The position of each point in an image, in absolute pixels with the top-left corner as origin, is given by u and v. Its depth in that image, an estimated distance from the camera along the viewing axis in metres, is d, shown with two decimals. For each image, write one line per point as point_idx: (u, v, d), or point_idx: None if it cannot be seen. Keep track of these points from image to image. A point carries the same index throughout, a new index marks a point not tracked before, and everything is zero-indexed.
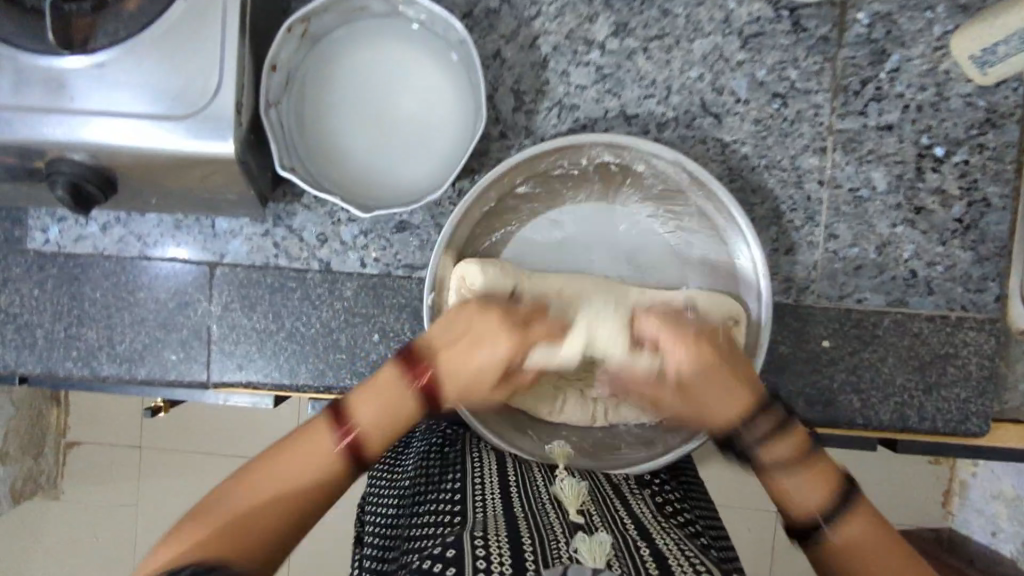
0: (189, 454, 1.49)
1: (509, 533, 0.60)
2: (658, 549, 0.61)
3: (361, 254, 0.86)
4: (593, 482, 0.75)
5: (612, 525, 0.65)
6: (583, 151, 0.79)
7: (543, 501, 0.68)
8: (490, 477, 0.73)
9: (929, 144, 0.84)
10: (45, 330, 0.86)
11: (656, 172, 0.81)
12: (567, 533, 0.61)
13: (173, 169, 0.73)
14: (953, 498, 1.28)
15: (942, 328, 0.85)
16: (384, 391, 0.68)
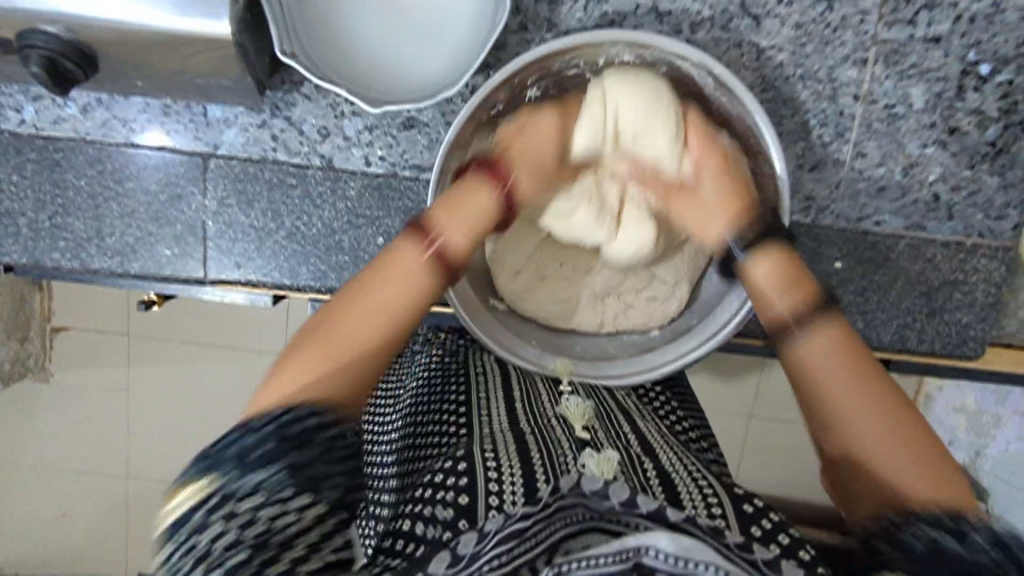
0: (173, 342, 1.47)
1: (519, 451, 0.57)
2: (661, 464, 0.60)
3: (366, 152, 0.80)
4: (597, 396, 0.75)
5: (617, 442, 0.63)
6: (602, 49, 0.72)
7: (548, 415, 0.69)
8: (495, 397, 0.72)
9: (975, 61, 0.79)
10: (28, 218, 0.81)
11: (677, 75, 0.74)
12: (575, 452, 0.59)
13: (162, 51, 0.66)
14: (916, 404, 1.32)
15: (956, 254, 0.84)
16: (467, 206, 0.61)
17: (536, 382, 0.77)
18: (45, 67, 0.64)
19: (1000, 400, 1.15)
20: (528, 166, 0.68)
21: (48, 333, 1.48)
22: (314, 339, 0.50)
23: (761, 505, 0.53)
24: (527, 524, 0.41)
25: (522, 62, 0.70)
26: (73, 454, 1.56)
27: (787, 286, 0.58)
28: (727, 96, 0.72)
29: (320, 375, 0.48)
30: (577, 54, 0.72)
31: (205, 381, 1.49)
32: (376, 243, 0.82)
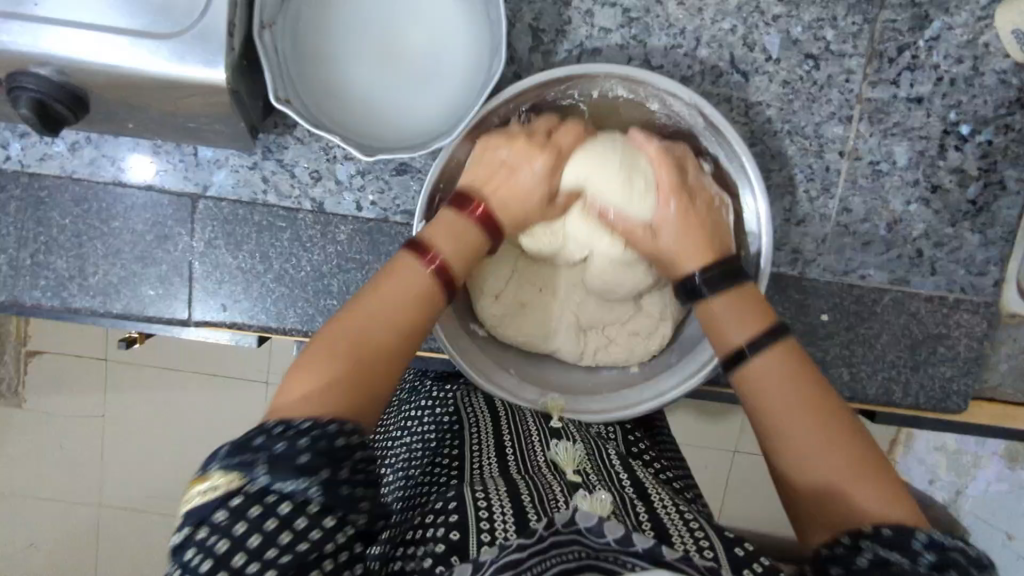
0: (151, 373, 1.45)
1: (510, 491, 0.60)
2: (653, 510, 0.60)
3: (357, 196, 0.80)
4: (588, 438, 0.76)
5: (609, 484, 0.65)
6: (597, 82, 0.73)
7: (539, 460, 0.69)
8: (486, 439, 0.74)
9: (955, 121, 0.81)
10: (9, 255, 0.80)
11: (670, 113, 0.76)
12: (566, 493, 0.61)
13: (154, 95, 0.66)
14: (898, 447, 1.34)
15: (939, 308, 0.85)
16: (451, 228, 0.65)
17: (527, 420, 0.79)
18: (34, 109, 0.63)
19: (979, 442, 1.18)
20: (455, 250, 0.64)
21: (22, 357, 1.45)
22: (322, 349, 0.55)
23: (752, 549, 0.53)
24: (523, 556, 0.45)
25: (516, 90, 0.70)
26: (43, 485, 1.52)
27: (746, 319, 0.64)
28: (715, 136, 0.74)
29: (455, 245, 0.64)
30: (572, 84, 0.73)
31: (183, 413, 1.46)
32: (365, 288, 0.81)
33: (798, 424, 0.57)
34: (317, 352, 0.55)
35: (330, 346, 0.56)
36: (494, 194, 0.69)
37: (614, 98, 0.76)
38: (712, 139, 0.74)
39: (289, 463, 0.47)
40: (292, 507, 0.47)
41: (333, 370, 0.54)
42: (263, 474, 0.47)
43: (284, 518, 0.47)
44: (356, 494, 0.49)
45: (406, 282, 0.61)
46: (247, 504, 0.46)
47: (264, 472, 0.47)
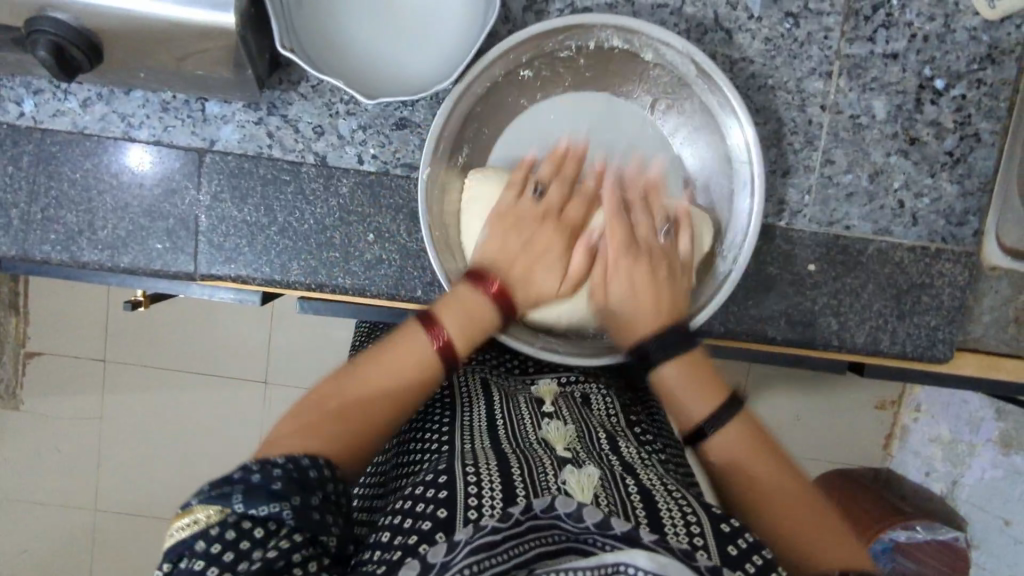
0: (148, 368, 1.46)
1: (501, 465, 0.61)
2: (643, 483, 0.63)
3: (359, 150, 0.83)
4: (579, 417, 0.78)
5: (598, 460, 0.67)
6: (593, 33, 0.79)
7: (531, 440, 0.70)
8: (477, 414, 0.75)
9: (930, 76, 0.85)
10: (20, 210, 0.82)
11: (664, 63, 0.81)
12: (555, 467, 0.63)
13: (166, 42, 0.69)
14: (894, 440, 1.36)
15: (922, 257, 0.88)
16: (466, 307, 0.72)
17: (520, 402, 0.81)
18: (52, 53, 0.66)
19: (975, 428, 1.21)
20: (462, 330, 0.71)
21: (19, 359, 1.46)
22: (317, 405, 0.64)
23: (737, 525, 0.55)
24: (495, 538, 0.47)
25: (516, 38, 0.75)
26: (37, 485, 1.50)
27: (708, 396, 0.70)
28: (707, 83, 0.79)
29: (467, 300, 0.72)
30: (570, 35, 0.78)
31: (181, 405, 1.47)
32: (366, 239, 0.84)
33: (742, 438, 0.68)
34: (311, 405, 0.63)
35: (357, 374, 0.67)
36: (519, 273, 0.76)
37: (611, 49, 0.81)
38: (705, 90, 0.80)
39: (265, 488, 0.53)
40: (265, 531, 0.52)
41: (329, 416, 0.63)
42: (240, 502, 0.52)
43: (257, 541, 0.51)
44: (326, 520, 0.55)
45: (401, 360, 0.68)
46: (223, 528, 0.51)
47: (240, 500, 0.52)
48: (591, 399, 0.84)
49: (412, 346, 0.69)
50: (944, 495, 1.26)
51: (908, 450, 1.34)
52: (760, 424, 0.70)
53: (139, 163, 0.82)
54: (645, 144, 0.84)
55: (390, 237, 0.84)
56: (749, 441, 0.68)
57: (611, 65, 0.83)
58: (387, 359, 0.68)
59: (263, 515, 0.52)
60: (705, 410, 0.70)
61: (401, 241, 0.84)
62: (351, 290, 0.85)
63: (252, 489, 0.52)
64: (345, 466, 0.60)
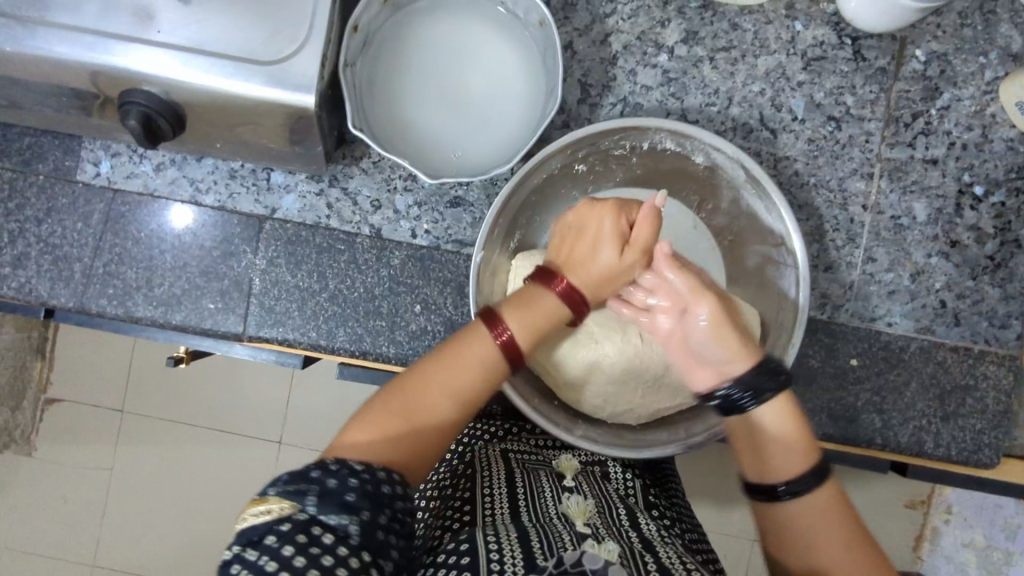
0: (167, 422, 1.45)
1: (520, 535, 0.58)
2: (663, 562, 0.58)
3: (413, 225, 0.86)
4: (599, 493, 0.74)
5: (617, 535, 0.62)
6: (647, 133, 0.80)
7: (551, 513, 0.65)
8: (498, 487, 0.72)
9: (969, 182, 0.88)
10: (83, 264, 0.85)
11: (713, 166, 0.82)
12: (574, 540, 0.58)
13: (245, 115, 0.73)
14: (924, 543, 1.30)
15: (965, 358, 0.88)
16: (532, 310, 0.70)
17: (540, 473, 0.76)
18: (140, 122, 0.70)
19: (1010, 534, 1.19)
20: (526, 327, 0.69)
21: (40, 405, 1.47)
22: (379, 410, 0.63)
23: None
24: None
25: (571, 137, 0.77)
26: (42, 536, 1.48)
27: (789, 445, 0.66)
28: (756, 190, 0.80)
29: (529, 325, 0.69)
30: (624, 135, 0.80)
31: (197, 464, 1.45)
32: (413, 309, 0.86)
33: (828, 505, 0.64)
34: (370, 411, 0.63)
35: (440, 371, 0.66)
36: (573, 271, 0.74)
37: (663, 151, 0.83)
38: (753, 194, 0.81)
39: (337, 497, 0.52)
40: (334, 539, 0.51)
41: (386, 423, 0.62)
42: (312, 507, 0.52)
43: (326, 548, 0.50)
44: (390, 542, 0.54)
45: (460, 370, 0.66)
46: (295, 531, 0.50)
47: (313, 504, 0.52)
48: (611, 477, 0.81)
49: (474, 349, 0.67)
50: None
51: (939, 554, 1.28)
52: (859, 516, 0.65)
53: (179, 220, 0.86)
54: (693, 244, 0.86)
55: (436, 309, 0.86)
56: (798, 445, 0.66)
57: (661, 161, 0.85)
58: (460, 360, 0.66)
59: (331, 526, 0.51)
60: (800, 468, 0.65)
61: (447, 314, 0.86)
62: (393, 359, 0.86)
63: (363, 491, 0.54)
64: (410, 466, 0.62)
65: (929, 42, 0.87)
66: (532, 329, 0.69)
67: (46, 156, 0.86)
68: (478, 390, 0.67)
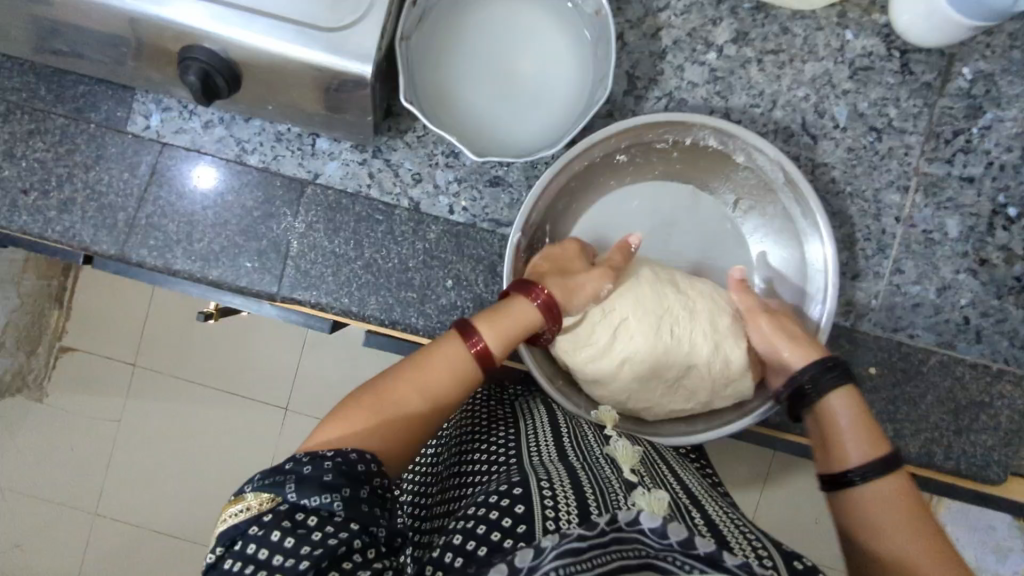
0: (182, 377, 1.48)
1: (570, 480, 0.56)
2: (712, 515, 0.57)
3: (451, 200, 0.88)
4: (642, 447, 0.72)
5: (666, 488, 0.60)
6: (692, 130, 0.82)
7: (597, 455, 0.64)
8: (543, 429, 0.70)
9: (1004, 203, 0.89)
10: (126, 214, 0.87)
11: (754, 168, 0.84)
12: (623, 488, 0.56)
13: (302, 81, 0.74)
14: None
15: (983, 376, 0.89)
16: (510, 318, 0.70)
17: (581, 423, 0.74)
18: (199, 78, 0.72)
19: (1000, 557, 1.24)
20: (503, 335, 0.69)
21: (55, 351, 1.49)
22: (354, 409, 0.62)
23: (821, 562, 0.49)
24: (582, 546, 0.43)
25: (613, 128, 0.78)
26: (52, 478, 1.50)
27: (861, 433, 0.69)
28: (794, 194, 0.82)
29: (500, 333, 0.69)
30: (669, 129, 0.82)
31: (208, 420, 1.47)
32: (445, 284, 0.87)
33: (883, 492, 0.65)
34: (348, 410, 0.62)
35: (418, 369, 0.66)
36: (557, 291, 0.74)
37: (705, 148, 0.85)
38: (791, 196, 0.83)
39: (315, 480, 0.52)
40: (317, 519, 0.51)
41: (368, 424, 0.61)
42: (292, 492, 0.51)
43: (313, 530, 0.50)
44: (378, 515, 0.54)
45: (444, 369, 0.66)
46: (277, 519, 0.50)
47: (292, 490, 0.52)
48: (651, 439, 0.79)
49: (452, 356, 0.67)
50: None
51: None
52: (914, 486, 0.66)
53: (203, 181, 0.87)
54: (725, 243, 0.88)
55: (467, 286, 0.87)
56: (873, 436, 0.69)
57: (701, 157, 0.86)
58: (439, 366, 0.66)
59: (313, 507, 0.51)
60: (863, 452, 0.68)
61: (478, 291, 0.87)
62: (421, 331, 0.87)
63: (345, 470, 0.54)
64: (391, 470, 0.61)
65: (977, 61, 0.88)
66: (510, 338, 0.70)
67: (99, 105, 0.88)
68: (454, 394, 0.66)
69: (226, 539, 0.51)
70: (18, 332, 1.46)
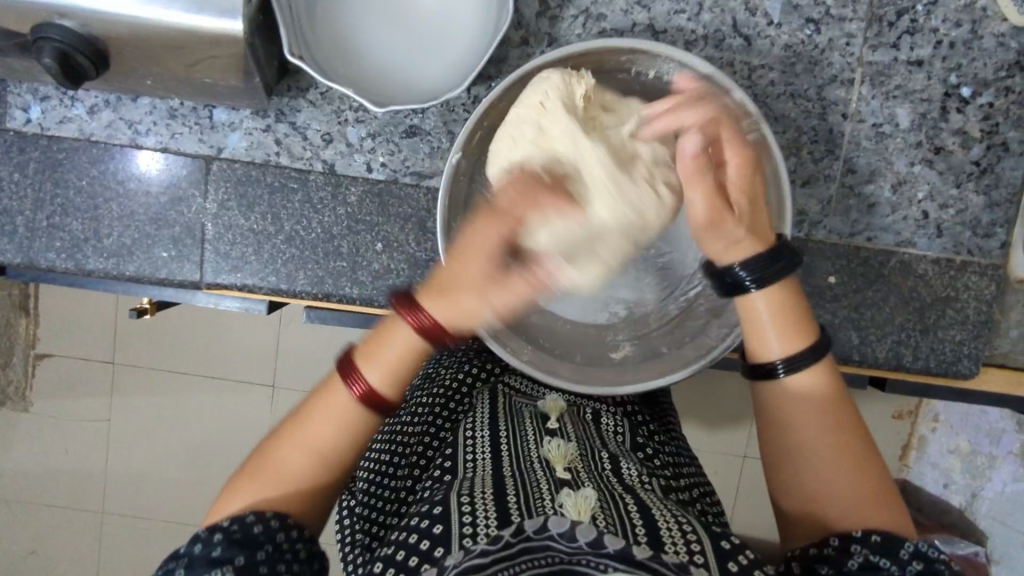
0: (154, 373, 1.45)
1: (495, 491, 0.56)
2: (643, 499, 0.57)
3: (368, 158, 0.82)
4: (584, 432, 0.73)
5: (600, 480, 0.60)
6: (654, 61, 0.75)
7: (531, 459, 0.64)
8: (481, 434, 0.70)
9: (956, 84, 0.83)
10: (26, 218, 0.81)
11: None
12: (552, 489, 0.56)
13: (172, 49, 0.67)
14: (910, 451, 1.36)
15: (947, 270, 0.86)
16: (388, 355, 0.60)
17: (523, 416, 0.75)
18: (57, 61, 0.64)
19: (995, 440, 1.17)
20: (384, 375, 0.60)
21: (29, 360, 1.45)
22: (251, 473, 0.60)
23: (738, 541, 0.51)
24: (486, 561, 0.45)
25: (554, 58, 0.71)
26: (43, 489, 1.50)
27: (790, 329, 0.63)
28: None
29: (388, 373, 0.60)
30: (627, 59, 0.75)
31: (185, 412, 1.45)
32: (374, 249, 0.82)
33: (806, 387, 0.63)
34: (247, 474, 0.60)
35: (310, 425, 0.61)
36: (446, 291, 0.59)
37: (668, 83, 0.77)
38: None
39: (207, 557, 0.54)
40: None
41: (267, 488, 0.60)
42: (183, 575, 0.54)
43: None
44: (277, 568, 0.56)
45: (323, 419, 0.60)
46: None
47: (183, 572, 0.54)
48: (601, 418, 0.79)
49: (328, 401, 0.60)
50: (964, 508, 1.24)
51: (926, 460, 1.32)
52: (835, 377, 0.64)
53: (147, 168, 0.81)
54: None
55: (398, 247, 0.82)
56: (799, 328, 0.63)
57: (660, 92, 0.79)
58: (316, 414, 0.60)
59: None
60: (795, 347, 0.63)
61: (410, 251, 0.82)
62: (357, 300, 0.83)
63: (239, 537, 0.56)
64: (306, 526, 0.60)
65: None
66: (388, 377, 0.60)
67: None
68: (344, 442, 0.61)
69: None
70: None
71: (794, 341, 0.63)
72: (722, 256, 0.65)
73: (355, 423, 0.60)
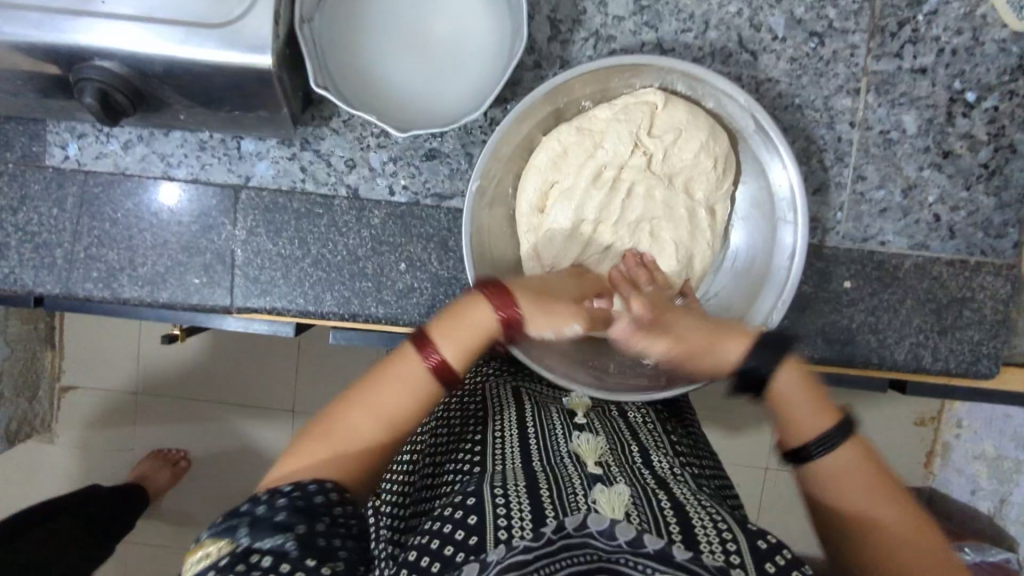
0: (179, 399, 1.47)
1: (528, 483, 0.58)
2: (677, 499, 0.58)
3: (390, 181, 0.85)
4: (612, 432, 0.74)
5: (631, 477, 0.62)
6: (659, 74, 0.78)
7: (561, 453, 0.66)
8: (510, 429, 0.72)
9: (961, 89, 0.84)
10: (65, 250, 0.85)
11: (722, 113, 0.79)
12: (585, 484, 0.58)
13: (204, 82, 0.70)
14: (935, 459, 1.35)
15: (962, 271, 0.87)
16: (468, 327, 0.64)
17: (550, 412, 0.78)
18: (97, 99, 0.68)
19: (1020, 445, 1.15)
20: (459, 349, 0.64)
21: (55, 395, 1.48)
22: (308, 439, 0.62)
23: (776, 540, 0.51)
24: (528, 559, 0.44)
25: (564, 77, 0.74)
26: None
27: (813, 405, 0.65)
28: (762, 137, 0.77)
29: (461, 345, 0.64)
30: (633, 74, 0.77)
31: (210, 438, 1.47)
32: (399, 268, 0.85)
33: (852, 464, 0.63)
34: (302, 441, 0.62)
35: (374, 396, 0.62)
36: (473, 320, 0.64)
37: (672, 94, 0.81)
38: (759, 144, 0.78)
39: (268, 521, 0.54)
40: (272, 559, 0.52)
41: (325, 450, 0.60)
42: (246, 536, 0.53)
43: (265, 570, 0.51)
44: (334, 544, 0.54)
45: (401, 380, 0.63)
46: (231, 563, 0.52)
47: (246, 534, 0.53)
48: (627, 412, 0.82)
49: (404, 366, 0.63)
50: (994, 514, 1.22)
51: (950, 467, 1.32)
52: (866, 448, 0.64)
53: (176, 201, 0.85)
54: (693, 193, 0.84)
55: (421, 266, 0.85)
56: (813, 399, 0.65)
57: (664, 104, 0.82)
58: (385, 379, 0.63)
59: (268, 548, 0.52)
60: (822, 424, 0.64)
61: (433, 269, 0.85)
62: (383, 319, 0.85)
63: (294, 505, 0.55)
64: (355, 489, 0.60)
65: None
66: (462, 354, 0.64)
67: (11, 143, 0.84)
68: (410, 411, 0.63)
69: (233, 556, 0.52)
70: (15, 377, 1.36)
71: (809, 407, 0.65)
72: (742, 338, 0.66)
73: (426, 391, 0.63)
